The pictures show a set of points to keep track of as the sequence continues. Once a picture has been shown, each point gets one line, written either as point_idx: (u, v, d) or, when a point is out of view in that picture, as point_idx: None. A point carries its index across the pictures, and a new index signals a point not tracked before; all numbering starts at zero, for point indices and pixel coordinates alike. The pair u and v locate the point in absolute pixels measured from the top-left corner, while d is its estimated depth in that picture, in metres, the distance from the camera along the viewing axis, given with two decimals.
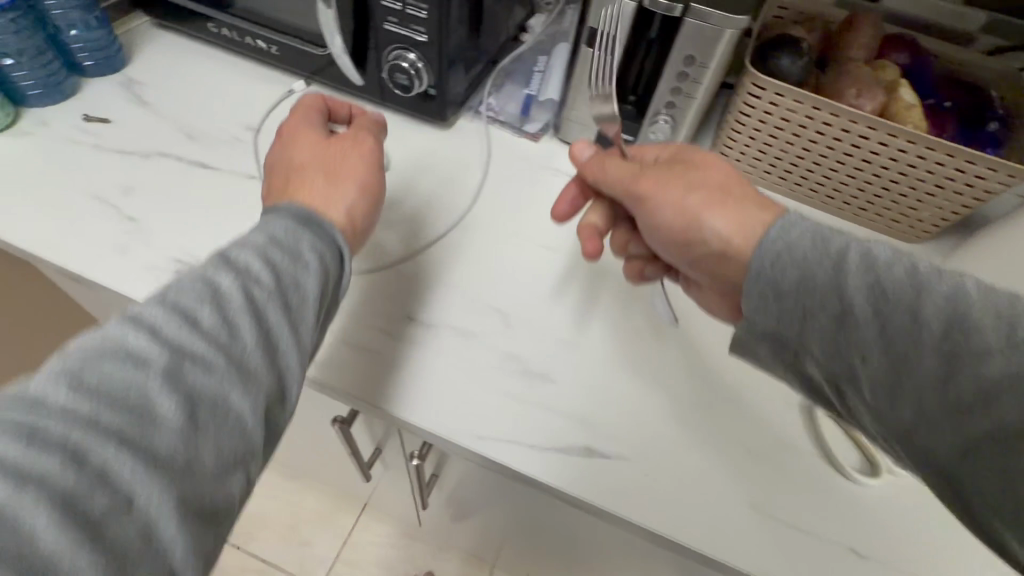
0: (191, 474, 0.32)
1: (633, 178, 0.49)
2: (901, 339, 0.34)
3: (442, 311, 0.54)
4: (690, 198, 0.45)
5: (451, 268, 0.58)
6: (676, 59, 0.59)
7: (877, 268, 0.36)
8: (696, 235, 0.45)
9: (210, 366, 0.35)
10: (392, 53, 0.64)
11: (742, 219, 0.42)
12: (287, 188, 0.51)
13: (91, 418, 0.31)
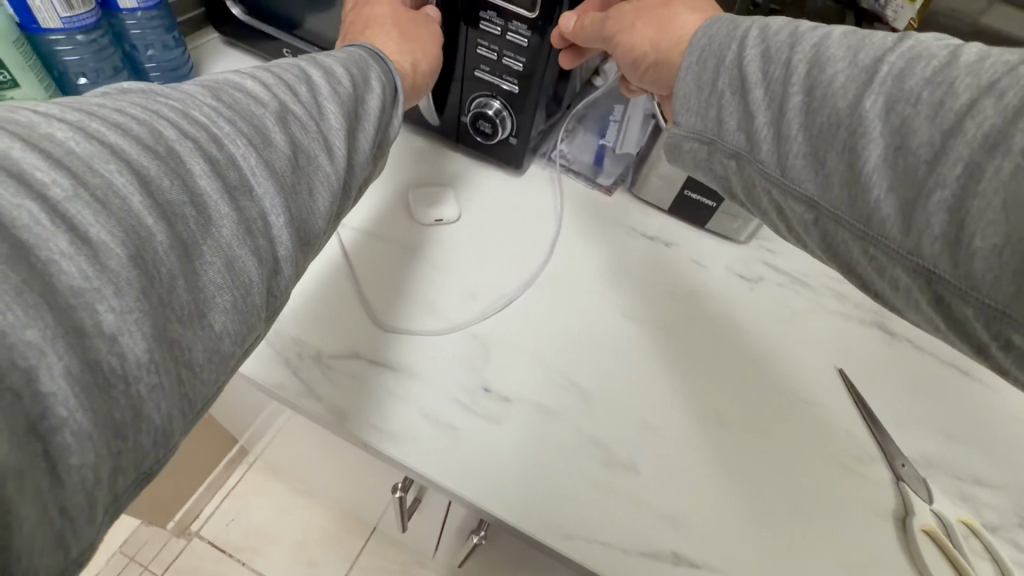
0: (240, 216, 0.31)
1: (605, 22, 0.48)
2: (838, 94, 0.33)
3: (523, 385, 0.51)
4: (630, 8, 0.48)
5: (526, 333, 0.55)
6: None
7: (820, 51, 0.35)
8: (628, 44, 0.47)
9: (267, 126, 0.34)
10: (478, 99, 0.61)
11: (670, 27, 0.45)
12: (367, 33, 0.52)
13: (136, 140, 0.29)
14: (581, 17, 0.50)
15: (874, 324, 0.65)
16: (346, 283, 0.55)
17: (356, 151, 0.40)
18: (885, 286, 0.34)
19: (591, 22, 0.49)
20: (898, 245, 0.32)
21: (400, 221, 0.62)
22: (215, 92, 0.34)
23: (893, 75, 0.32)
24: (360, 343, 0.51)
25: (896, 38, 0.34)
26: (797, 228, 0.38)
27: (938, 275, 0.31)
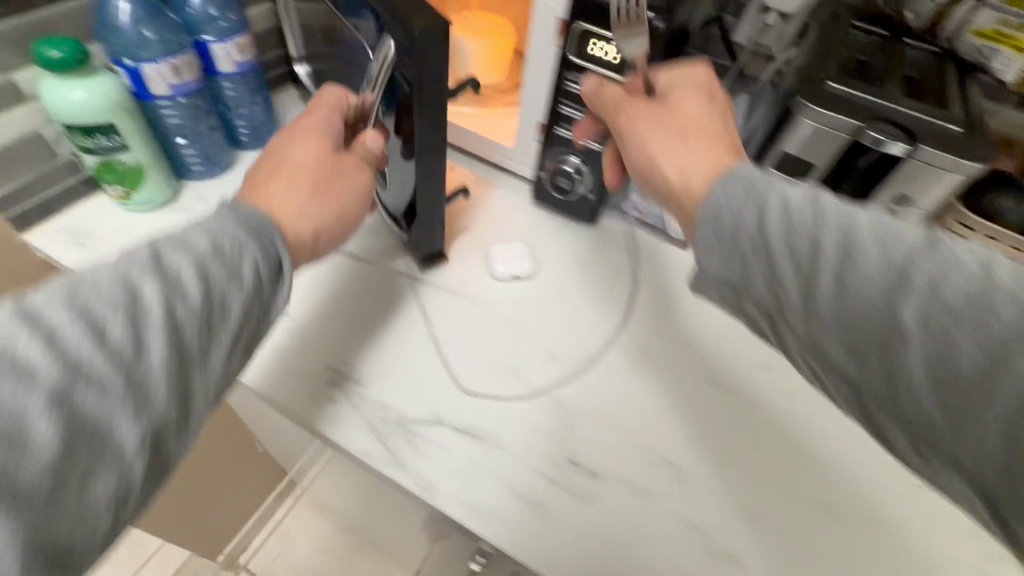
0: (247, 313, 0.36)
1: (629, 122, 0.43)
2: (870, 288, 0.29)
3: (610, 459, 0.49)
4: (653, 138, 0.41)
5: (609, 399, 0.53)
6: (886, 195, 0.53)
7: (849, 232, 0.31)
8: (654, 185, 0.41)
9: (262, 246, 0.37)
10: (559, 157, 0.61)
11: (685, 172, 0.38)
12: (274, 175, 0.43)
13: (176, 268, 0.33)
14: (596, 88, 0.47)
15: None
16: (425, 344, 0.55)
17: (258, 323, 0.37)
18: (915, 457, 0.31)
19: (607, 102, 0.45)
20: (942, 441, 0.29)
21: (478, 276, 0.61)
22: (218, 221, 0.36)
23: (951, 261, 0.28)
24: (444, 409, 0.50)
25: (924, 228, 0.30)
26: (829, 388, 0.34)
27: (980, 481, 0.28)
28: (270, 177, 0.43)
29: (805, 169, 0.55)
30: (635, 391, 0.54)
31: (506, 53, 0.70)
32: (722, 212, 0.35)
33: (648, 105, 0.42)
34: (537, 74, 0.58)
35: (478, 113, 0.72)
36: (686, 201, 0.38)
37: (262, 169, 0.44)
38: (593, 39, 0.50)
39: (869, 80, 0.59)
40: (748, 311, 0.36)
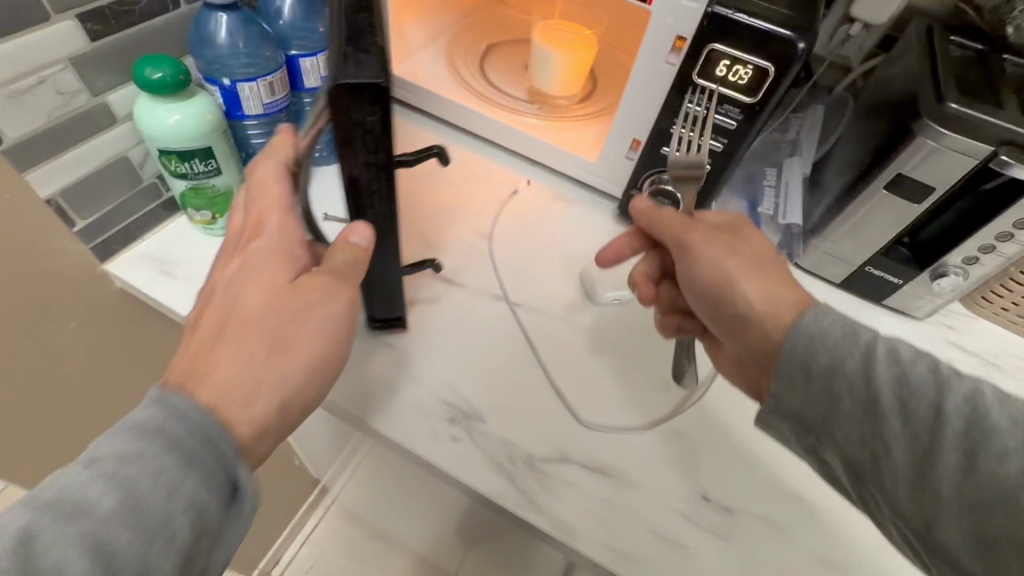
0: (187, 552, 0.31)
1: (706, 243, 0.45)
2: (1005, 486, 0.29)
3: (740, 493, 0.48)
4: (730, 263, 0.43)
5: (730, 426, 0.51)
6: (1005, 220, 0.53)
7: (979, 408, 0.31)
8: (736, 310, 0.42)
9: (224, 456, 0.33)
10: (662, 176, 0.59)
11: (778, 306, 0.40)
12: (219, 339, 0.37)
13: (107, 484, 0.30)
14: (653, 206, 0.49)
15: None
16: (536, 373, 0.53)
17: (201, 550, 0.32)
18: None
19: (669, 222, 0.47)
20: None
21: (576, 299, 0.59)
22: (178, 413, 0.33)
23: None
24: (567, 444, 0.48)
25: None
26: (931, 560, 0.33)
27: None
28: (225, 333, 0.38)
29: (921, 190, 0.54)
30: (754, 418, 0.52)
31: (586, 66, 0.69)
32: (818, 335, 0.36)
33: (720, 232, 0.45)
34: (643, 91, 0.56)
35: (552, 124, 0.70)
36: (769, 331, 0.39)
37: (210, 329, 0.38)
38: (721, 61, 0.48)
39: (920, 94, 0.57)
40: (830, 460, 0.37)
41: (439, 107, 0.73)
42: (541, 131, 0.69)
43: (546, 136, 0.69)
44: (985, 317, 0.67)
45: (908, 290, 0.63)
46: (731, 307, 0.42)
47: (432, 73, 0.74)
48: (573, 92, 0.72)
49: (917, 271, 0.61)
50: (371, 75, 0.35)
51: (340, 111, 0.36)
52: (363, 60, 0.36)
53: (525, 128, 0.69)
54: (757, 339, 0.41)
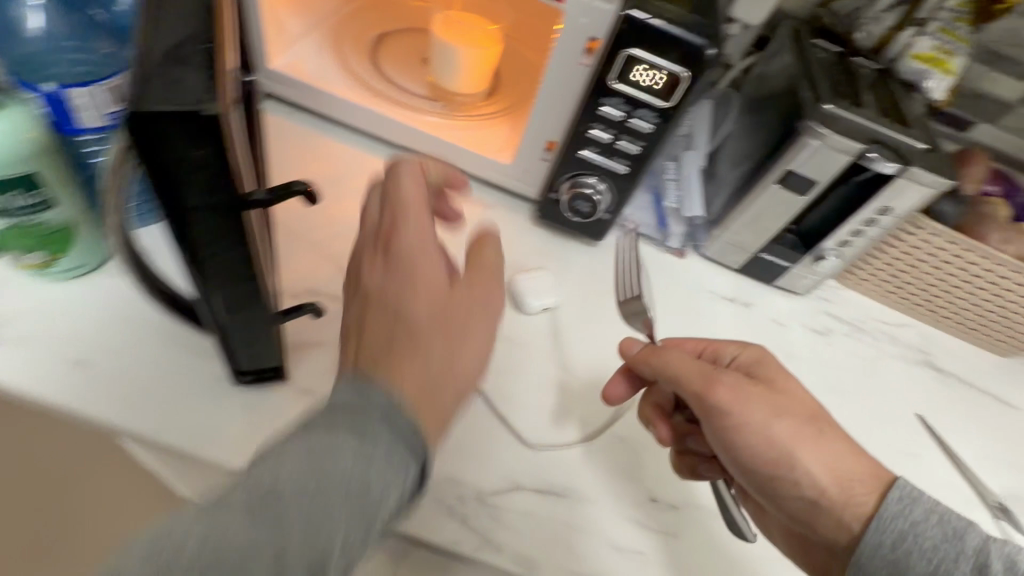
0: None
1: (741, 404, 0.43)
2: None
3: (683, 488, 0.50)
4: (778, 427, 0.43)
5: None
6: (871, 208, 0.60)
7: None
8: (791, 480, 0.43)
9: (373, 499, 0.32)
10: (579, 178, 0.58)
11: (839, 473, 0.42)
12: (391, 345, 0.37)
13: None
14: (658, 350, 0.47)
15: (925, 363, 0.72)
16: (474, 399, 0.50)
17: None
18: None
19: (690, 374, 0.45)
20: None
21: (505, 311, 0.57)
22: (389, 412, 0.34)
23: None
24: (516, 470, 0.46)
25: None
26: None
27: None
28: (368, 372, 0.36)
29: (807, 184, 0.60)
30: None
31: (492, 62, 0.65)
32: (909, 534, 0.39)
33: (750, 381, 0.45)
34: (557, 94, 0.55)
35: (461, 126, 0.66)
36: (850, 521, 0.41)
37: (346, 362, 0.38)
38: (636, 65, 0.48)
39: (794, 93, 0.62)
40: None
41: (329, 107, 0.65)
42: (451, 133, 0.65)
43: (456, 138, 0.65)
44: (850, 287, 0.77)
45: (795, 271, 0.69)
46: (794, 487, 0.43)
47: (317, 67, 0.65)
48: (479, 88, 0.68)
49: (801, 254, 0.67)
50: (188, 94, 0.29)
51: (147, 137, 0.29)
52: (173, 71, 0.30)
53: (434, 131, 0.64)
54: (826, 525, 0.42)
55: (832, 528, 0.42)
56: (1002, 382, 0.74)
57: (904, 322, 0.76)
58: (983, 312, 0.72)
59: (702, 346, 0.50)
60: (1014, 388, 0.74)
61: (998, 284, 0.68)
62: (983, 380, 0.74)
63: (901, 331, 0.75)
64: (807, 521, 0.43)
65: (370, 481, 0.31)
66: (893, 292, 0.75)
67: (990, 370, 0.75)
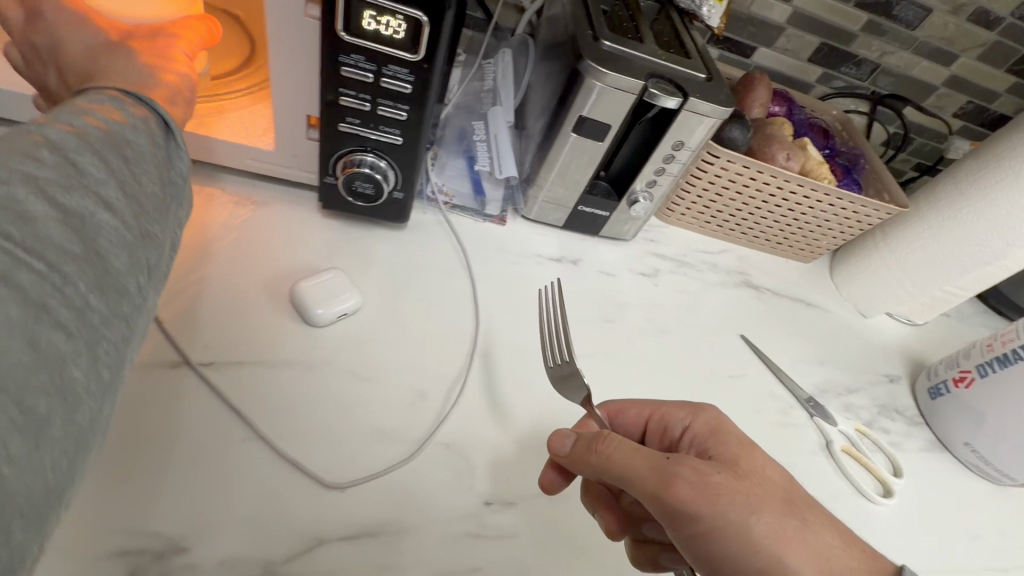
0: None
1: (710, 504, 0.35)
2: None
3: (519, 480, 0.46)
4: (757, 527, 0.35)
5: (495, 411, 0.49)
6: (666, 144, 0.58)
7: None
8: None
9: (132, 151, 0.33)
10: (350, 156, 0.49)
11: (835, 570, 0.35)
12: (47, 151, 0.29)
13: None
14: (599, 439, 0.39)
15: (743, 284, 0.77)
16: (254, 446, 0.40)
17: None
18: None
19: (642, 469, 0.37)
20: None
21: (293, 328, 0.48)
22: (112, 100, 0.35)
23: None
24: (318, 522, 0.39)
25: None
26: None
27: None
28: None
29: (603, 130, 0.56)
30: (514, 393, 0.51)
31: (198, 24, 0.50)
32: None
33: (712, 467, 0.37)
34: (292, 57, 0.44)
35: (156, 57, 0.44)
36: None
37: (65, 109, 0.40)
38: (364, 12, 0.39)
39: (577, 29, 0.58)
40: None
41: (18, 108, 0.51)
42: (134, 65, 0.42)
43: (145, 77, 0.42)
44: (672, 223, 0.78)
45: (615, 219, 0.67)
46: None
47: None
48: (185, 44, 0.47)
49: (616, 201, 0.65)
50: None
51: None
52: None
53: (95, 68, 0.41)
54: None
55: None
56: (808, 287, 0.82)
57: (722, 248, 0.80)
58: (783, 226, 0.77)
59: (647, 414, 0.46)
60: (816, 290, 0.82)
61: (814, 208, 0.74)
62: (793, 289, 0.80)
63: (720, 258, 0.78)
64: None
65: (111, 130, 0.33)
66: (710, 222, 0.77)
67: (797, 278, 0.82)
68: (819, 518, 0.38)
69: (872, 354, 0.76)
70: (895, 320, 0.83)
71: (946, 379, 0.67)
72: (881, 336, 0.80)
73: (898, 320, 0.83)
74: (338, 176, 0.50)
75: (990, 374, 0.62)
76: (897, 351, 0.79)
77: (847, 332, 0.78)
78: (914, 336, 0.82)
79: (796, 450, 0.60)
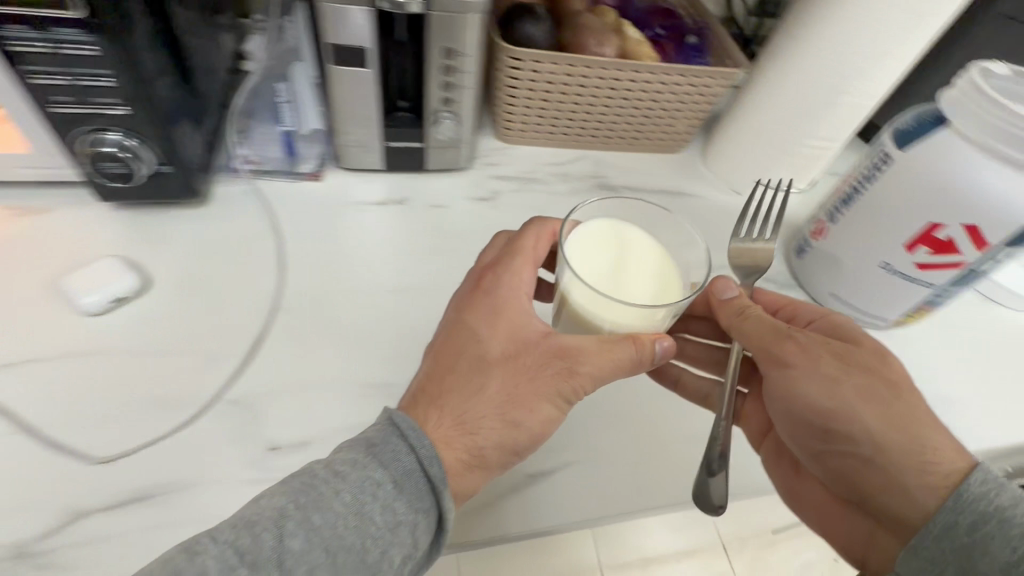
0: None
1: (812, 362, 0.49)
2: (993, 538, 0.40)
3: (315, 421, 0.45)
4: (845, 389, 0.47)
5: (292, 361, 0.48)
6: (434, 55, 0.55)
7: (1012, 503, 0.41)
8: (846, 430, 0.47)
9: (383, 559, 0.35)
10: (85, 136, 0.48)
11: (903, 431, 0.46)
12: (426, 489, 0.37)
13: None
14: (748, 310, 0.53)
15: (599, 187, 0.74)
16: (24, 437, 0.41)
17: None
18: None
19: (765, 331, 0.51)
20: None
21: (75, 322, 0.48)
22: (399, 478, 0.37)
23: None
24: (90, 495, 0.40)
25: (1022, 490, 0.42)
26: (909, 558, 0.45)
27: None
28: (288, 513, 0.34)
29: (358, 54, 0.53)
30: (316, 338, 0.50)
31: (608, 355, 0.45)
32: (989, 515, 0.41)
33: (834, 342, 0.50)
34: None
35: (502, 419, 0.42)
36: (913, 487, 0.44)
37: (400, 404, 0.42)
38: None
39: None
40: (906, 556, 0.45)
41: None
42: (485, 405, 0.42)
43: (495, 410, 0.42)
44: (516, 142, 0.76)
45: (433, 147, 0.65)
46: (850, 441, 0.47)
47: None
48: (569, 381, 0.44)
49: (421, 128, 0.63)
50: None
51: None
52: None
53: (449, 399, 0.42)
54: (884, 487, 0.46)
55: (891, 484, 0.46)
56: (676, 178, 0.78)
57: (576, 157, 0.77)
58: (628, 118, 0.74)
59: (781, 304, 0.59)
60: (683, 178, 0.79)
61: (648, 91, 0.70)
62: (661, 181, 0.77)
63: (572, 166, 0.75)
64: (857, 476, 0.48)
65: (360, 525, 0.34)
66: (553, 131, 0.75)
67: (662, 170, 0.79)
68: (915, 408, 0.47)
69: None
70: (771, 189, 0.80)
71: (806, 235, 0.64)
72: (759, 209, 0.77)
73: (784, 191, 0.79)
74: (86, 159, 0.50)
75: (839, 218, 0.59)
76: (778, 221, 0.76)
77: (717, 212, 0.75)
78: (797, 202, 0.79)
79: None
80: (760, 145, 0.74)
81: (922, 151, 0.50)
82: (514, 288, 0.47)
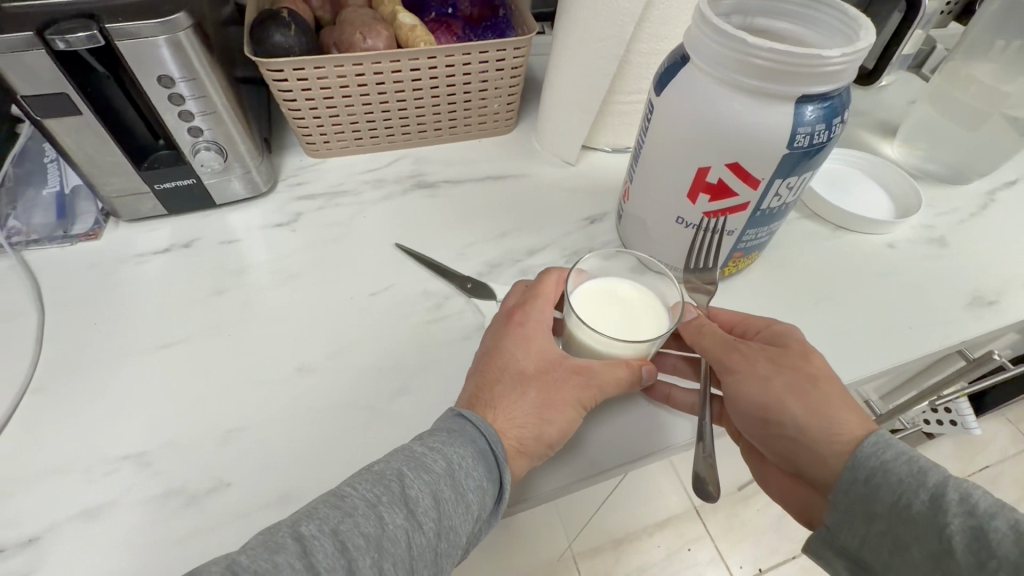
0: None
1: (743, 364, 0.44)
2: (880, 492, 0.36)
3: (49, 511, 0.41)
4: (775, 383, 0.43)
5: (33, 447, 0.45)
6: (153, 85, 0.51)
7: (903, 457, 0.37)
8: (778, 425, 0.42)
9: (455, 539, 0.35)
10: None
11: (825, 418, 0.40)
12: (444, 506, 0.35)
13: None
14: (702, 325, 0.48)
15: (416, 186, 0.69)
16: None
17: None
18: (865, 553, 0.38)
19: (712, 347, 0.46)
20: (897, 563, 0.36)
21: None
22: (480, 454, 0.37)
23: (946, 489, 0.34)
24: None
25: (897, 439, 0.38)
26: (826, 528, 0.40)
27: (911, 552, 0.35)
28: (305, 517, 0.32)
29: (63, 101, 0.49)
30: (66, 416, 0.47)
31: (621, 374, 0.44)
32: (879, 470, 0.37)
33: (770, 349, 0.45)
34: None
35: (538, 418, 0.41)
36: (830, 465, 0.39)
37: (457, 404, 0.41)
38: None
39: None
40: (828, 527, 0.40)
41: None
42: (521, 408, 0.41)
43: (524, 419, 0.41)
44: (326, 155, 0.71)
45: (211, 179, 0.61)
46: (785, 437, 0.42)
47: None
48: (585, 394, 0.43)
49: (183, 164, 0.58)
50: None
51: None
52: None
53: (501, 402, 0.41)
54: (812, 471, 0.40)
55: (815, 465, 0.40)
56: (505, 160, 0.74)
57: (394, 158, 0.73)
58: (430, 109, 0.69)
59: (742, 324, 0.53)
60: (513, 158, 0.74)
61: (437, 77, 0.65)
62: (490, 165, 0.73)
63: (387, 169, 0.71)
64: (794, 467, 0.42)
65: (446, 486, 0.35)
66: (355, 137, 0.70)
67: (490, 154, 0.74)
68: (842, 403, 0.41)
69: (575, 199, 0.69)
70: (607, 151, 0.75)
71: (619, 201, 0.61)
72: (594, 176, 0.72)
73: (622, 152, 0.75)
74: None
75: (634, 177, 0.55)
76: (615, 185, 0.72)
77: (548, 187, 0.71)
78: None
79: (450, 338, 0.54)
80: (574, 109, 0.68)
81: (672, 93, 0.46)
82: (541, 320, 0.46)
